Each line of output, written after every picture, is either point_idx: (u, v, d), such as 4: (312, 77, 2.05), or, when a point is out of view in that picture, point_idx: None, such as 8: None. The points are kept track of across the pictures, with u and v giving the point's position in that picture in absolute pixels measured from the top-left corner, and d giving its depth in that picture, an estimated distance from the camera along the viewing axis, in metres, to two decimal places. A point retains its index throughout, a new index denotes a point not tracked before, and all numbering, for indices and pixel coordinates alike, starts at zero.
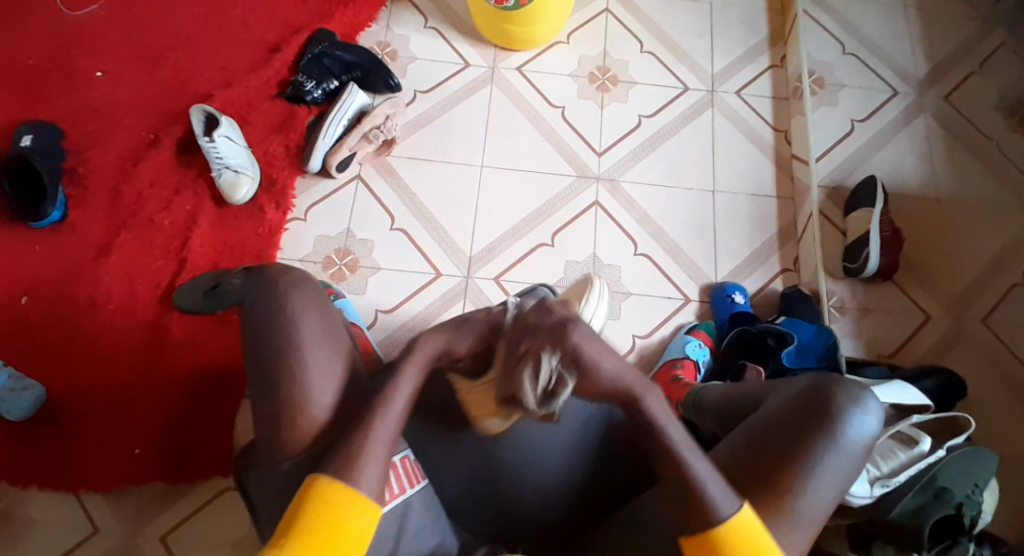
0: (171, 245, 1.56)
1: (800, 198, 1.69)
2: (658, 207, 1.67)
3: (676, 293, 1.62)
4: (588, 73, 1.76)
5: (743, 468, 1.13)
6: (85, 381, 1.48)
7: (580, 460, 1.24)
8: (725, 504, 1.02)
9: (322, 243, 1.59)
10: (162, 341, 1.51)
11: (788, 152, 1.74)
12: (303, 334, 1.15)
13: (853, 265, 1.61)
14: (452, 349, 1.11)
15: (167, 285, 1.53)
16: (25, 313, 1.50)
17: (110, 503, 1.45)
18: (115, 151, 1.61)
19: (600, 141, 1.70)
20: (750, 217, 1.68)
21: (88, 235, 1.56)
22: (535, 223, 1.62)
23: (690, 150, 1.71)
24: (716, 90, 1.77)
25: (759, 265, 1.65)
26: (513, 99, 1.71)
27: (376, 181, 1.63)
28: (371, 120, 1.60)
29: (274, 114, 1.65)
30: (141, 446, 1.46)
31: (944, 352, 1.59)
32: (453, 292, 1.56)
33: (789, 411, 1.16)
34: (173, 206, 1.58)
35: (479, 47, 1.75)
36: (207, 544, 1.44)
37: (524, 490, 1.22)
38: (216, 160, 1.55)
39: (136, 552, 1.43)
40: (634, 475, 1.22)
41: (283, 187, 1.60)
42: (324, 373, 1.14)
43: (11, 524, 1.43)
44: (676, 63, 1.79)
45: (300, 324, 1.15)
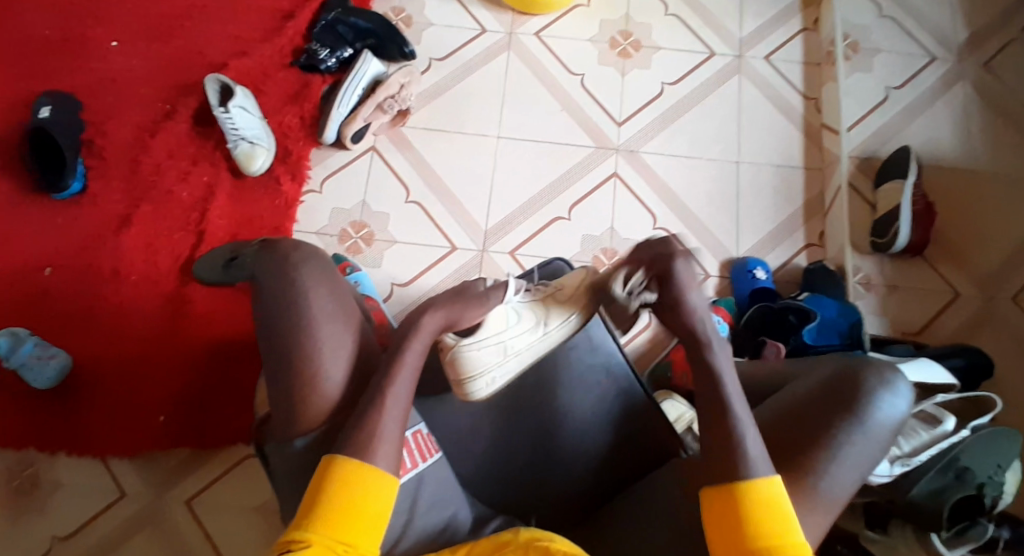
0: (191, 217, 1.57)
1: (829, 170, 1.64)
2: (680, 180, 1.63)
3: (696, 268, 1.59)
4: (609, 38, 1.70)
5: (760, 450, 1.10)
6: (107, 351, 1.50)
7: (591, 441, 1.24)
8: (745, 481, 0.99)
9: (338, 215, 1.58)
10: (181, 312, 1.53)
11: (817, 121, 1.68)
12: (310, 317, 1.13)
13: (882, 241, 1.56)
14: (453, 322, 1.16)
15: (186, 258, 1.55)
16: (50, 285, 1.53)
17: (137, 466, 1.49)
18: (133, 122, 1.61)
19: (620, 111, 1.65)
20: (775, 190, 1.63)
21: (109, 206, 1.57)
22: (553, 195, 1.60)
23: (714, 120, 1.66)
24: (743, 56, 1.70)
25: (783, 240, 1.61)
26: (531, 66, 1.67)
27: (391, 153, 1.62)
28: (385, 90, 1.57)
29: (289, 84, 1.63)
30: (165, 413, 1.49)
31: (973, 332, 1.54)
32: (468, 266, 1.55)
33: (812, 394, 1.13)
34: (191, 177, 1.58)
35: (496, 12, 1.70)
36: (229, 509, 1.47)
37: (531, 472, 1.23)
38: (231, 131, 1.53)
39: (163, 515, 1.46)
40: (646, 460, 1.24)
41: (298, 158, 1.59)
42: (333, 356, 1.13)
43: (38, 490, 1.46)
44: (702, 26, 1.72)
45: (305, 309, 1.14)
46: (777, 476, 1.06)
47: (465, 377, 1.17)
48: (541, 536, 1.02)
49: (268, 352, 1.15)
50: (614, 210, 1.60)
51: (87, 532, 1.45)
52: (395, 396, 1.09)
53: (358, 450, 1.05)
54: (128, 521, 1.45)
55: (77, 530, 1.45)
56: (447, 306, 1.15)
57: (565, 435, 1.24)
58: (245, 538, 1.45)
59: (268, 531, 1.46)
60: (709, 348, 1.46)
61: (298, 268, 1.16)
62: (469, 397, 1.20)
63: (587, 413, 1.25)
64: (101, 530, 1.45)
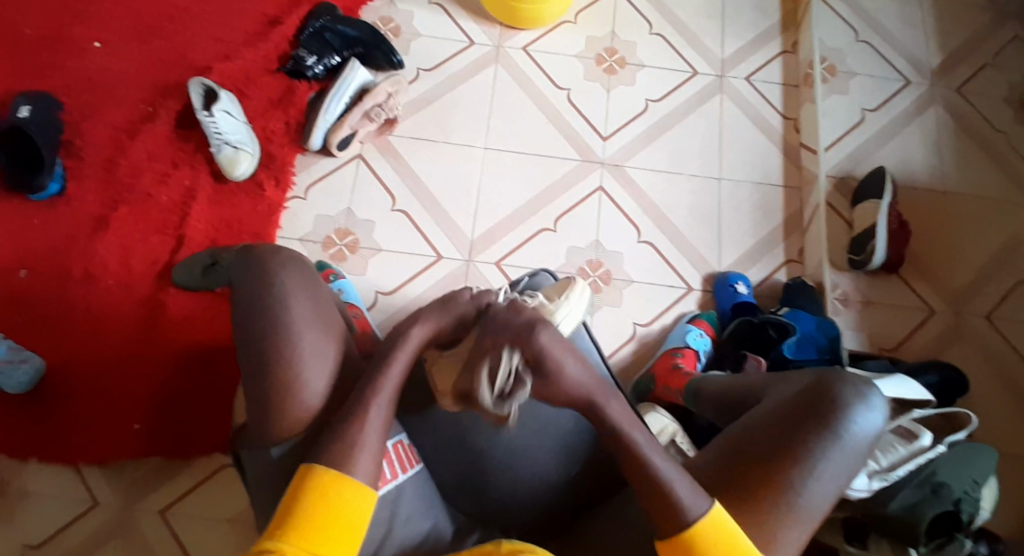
0: (169, 222, 1.54)
1: (807, 188, 1.67)
2: (662, 194, 1.65)
3: (678, 282, 1.60)
4: (595, 55, 1.72)
5: (732, 464, 1.10)
6: (82, 355, 1.46)
7: (570, 451, 1.22)
8: (694, 503, 1.01)
9: (321, 222, 1.57)
10: (157, 317, 1.49)
11: (796, 140, 1.71)
12: (296, 315, 1.11)
13: (858, 257, 1.59)
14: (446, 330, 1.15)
15: (163, 262, 1.52)
16: (20, 286, 1.48)
17: (106, 476, 1.44)
18: (113, 125, 1.59)
19: (605, 125, 1.67)
20: (755, 207, 1.66)
21: (85, 209, 1.54)
22: (537, 207, 1.60)
23: (696, 136, 1.69)
24: (724, 75, 1.74)
25: (762, 256, 1.63)
26: (519, 80, 1.69)
27: (377, 161, 1.61)
28: (372, 99, 1.57)
29: (274, 89, 1.62)
30: (138, 421, 1.44)
31: (947, 348, 1.57)
32: (452, 276, 1.55)
33: (786, 408, 1.13)
34: (171, 181, 1.56)
35: (484, 26, 1.72)
36: (201, 520, 1.42)
37: (508, 482, 1.21)
38: (214, 136, 1.51)
39: (131, 526, 1.41)
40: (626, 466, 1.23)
41: (281, 164, 1.58)
42: (317, 353, 1.11)
43: (4, 498, 1.41)
44: (685, 46, 1.76)
45: (291, 306, 1.11)
46: (748, 493, 1.07)
47: (444, 383, 1.14)
48: (522, 547, 1.00)
49: (252, 351, 1.11)
50: (597, 224, 1.61)
51: (53, 543, 1.39)
52: (380, 400, 1.07)
53: (341, 457, 1.03)
54: (95, 533, 1.40)
55: (39, 542, 1.39)
56: (436, 313, 1.15)
57: (545, 444, 1.22)
58: (216, 551, 1.41)
59: (242, 544, 1.41)
60: (690, 361, 1.48)
61: (275, 275, 1.14)
62: (455, 404, 1.18)
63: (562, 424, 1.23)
64: (66, 542, 1.39)
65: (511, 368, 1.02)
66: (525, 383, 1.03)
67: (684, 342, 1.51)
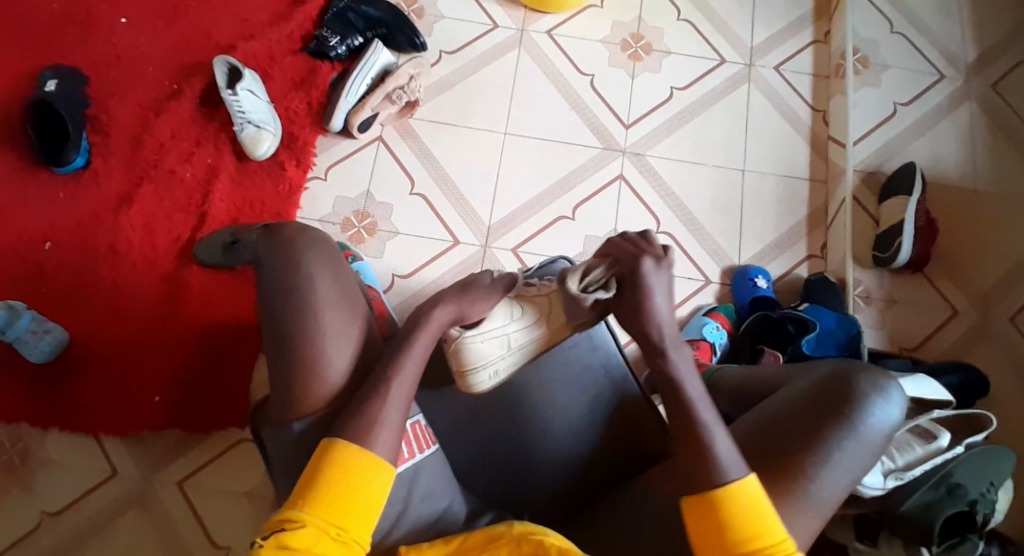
0: (192, 198, 1.56)
1: (833, 182, 1.64)
2: (685, 184, 1.63)
3: (696, 273, 1.59)
4: (620, 40, 1.70)
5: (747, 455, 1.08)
6: (105, 329, 1.49)
7: (578, 440, 1.21)
8: (733, 467, 1.00)
9: (341, 204, 1.57)
10: (178, 293, 1.52)
11: (825, 133, 1.68)
12: (316, 296, 1.09)
13: (884, 255, 1.56)
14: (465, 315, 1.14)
15: (186, 239, 1.54)
16: (46, 258, 1.51)
17: (129, 447, 1.47)
18: (138, 101, 1.60)
19: (628, 113, 1.65)
20: (779, 200, 1.64)
21: (109, 184, 1.55)
22: (556, 195, 1.59)
23: (723, 127, 1.66)
24: (753, 64, 1.71)
25: (784, 250, 1.61)
26: (542, 65, 1.66)
27: (398, 145, 1.60)
28: (394, 81, 1.56)
29: (296, 69, 1.61)
30: (160, 393, 1.47)
31: (970, 349, 1.54)
32: (470, 261, 1.55)
33: (803, 400, 1.10)
34: (195, 159, 1.57)
35: (508, 8, 1.70)
36: (220, 493, 1.46)
37: (514, 473, 1.20)
38: (238, 114, 1.52)
39: (152, 496, 1.45)
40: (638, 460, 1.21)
41: (303, 145, 1.58)
42: (340, 336, 1.09)
43: (28, 464, 1.45)
44: (714, 33, 1.72)
45: (298, 293, 1.09)
46: (765, 482, 1.04)
47: (469, 369, 1.15)
48: (534, 530, 1.00)
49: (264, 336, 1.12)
50: (617, 213, 1.60)
51: (76, 509, 1.43)
52: (399, 383, 1.07)
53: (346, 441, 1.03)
54: (114, 501, 1.44)
55: (63, 509, 1.43)
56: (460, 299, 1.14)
57: (553, 435, 1.21)
58: (235, 521, 1.44)
59: (259, 516, 1.45)
60: (705, 353, 1.47)
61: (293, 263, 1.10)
62: (471, 388, 1.17)
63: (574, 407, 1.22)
64: (89, 510, 1.44)
65: (594, 281, 1.12)
66: (609, 290, 1.11)
67: (700, 334, 1.50)
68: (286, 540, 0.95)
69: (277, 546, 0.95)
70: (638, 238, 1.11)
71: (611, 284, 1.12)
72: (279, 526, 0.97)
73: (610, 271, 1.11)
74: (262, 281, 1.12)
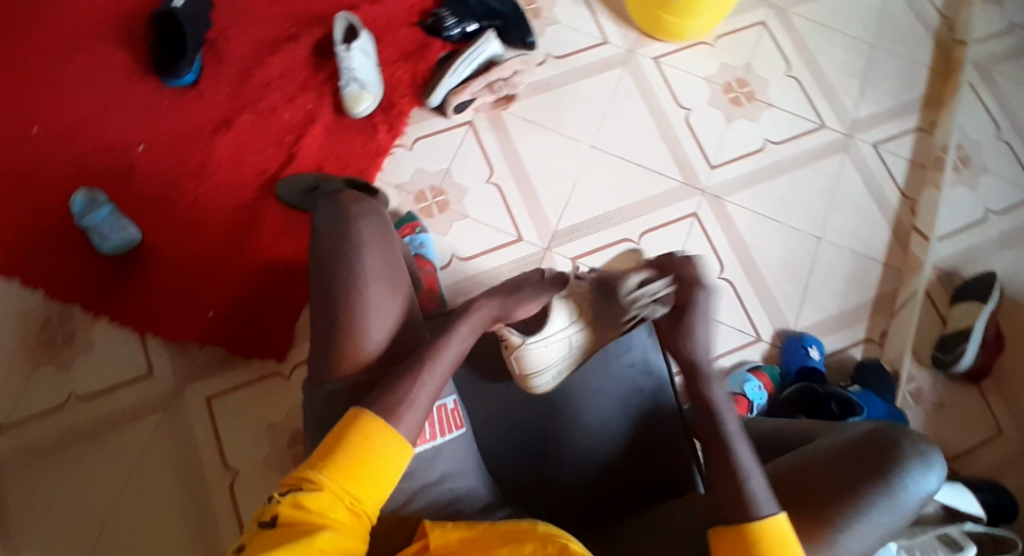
0: (285, 138, 1.62)
1: (907, 272, 1.61)
2: (757, 237, 1.62)
3: (749, 328, 1.57)
4: (725, 82, 1.70)
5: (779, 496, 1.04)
6: (176, 239, 1.57)
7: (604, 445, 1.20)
8: (766, 502, 1.01)
9: (420, 176, 1.61)
10: (253, 222, 1.59)
11: (909, 222, 1.65)
12: (367, 257, 1.13)
13: (944, 357, 1.52)
14: (506, 314, 1.16)
15: (271, 174, 1.61)
16: (139, 160, 1.60)
17: (169, 353, 1.54)
18: (257, 37, 1.68)
19: (716, 154, 1.66)
20: (848, 275, 1.62)
21: (212, 106, 1.64)
22: (627, 217, 1.61)
23: (807, 190, 1.65)
24: (852, 136, 1.69)
25: (842, 327, 1.59)
26: (643, 89, 1.68)
27: (486, 133, 1.63)
28: (499, 72, 1.61)
29: (408, 41, 1.67)
30: (215, 309, 1.55)
31: (1010, 473, 1.48)
32: (528, 260, 1.57)
33: (842, 450, 1.05)
34: (296, 102, 1.64)
35: (623, 28, 1.73)
36: (243, 419, 1.52)
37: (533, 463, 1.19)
38: (346, 70, 1.59)
39: (181, 404, 1.52)
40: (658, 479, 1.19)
41: (398, 113, 1.63)
42: (382, 299, 1.13)
43: (72, 345, 1.53)
44: (820, 96, 1.71)
45: (352, 245, 1.13)
46: (799, 523, 1.02)
47: (530, 372, 1.18)
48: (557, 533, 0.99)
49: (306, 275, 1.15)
50: (682, 249, 1.60)
51: (107, 398, 1.51)
52: (432, 357, 1.10)
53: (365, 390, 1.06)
54: (143, 402, 1.51)
55: (95, 395, 1.51)
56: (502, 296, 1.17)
57: (581, 434, 1.20)
58: (252, 447, 1.51)
59: (275, 449, 1.51)
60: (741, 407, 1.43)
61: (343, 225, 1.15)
62: (530, 390, 1.20)
63: (609, 399, 1.22)
64: (118, 402, 1.51)
65: (654, 292, 1.16)
66: (668, 304, 1.17)
67: (740, 389, 1.46)
68: (301, 500, 0.97)
69: (292, 504, 0.97)
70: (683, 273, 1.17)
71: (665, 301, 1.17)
72: (296, 485, 0.99)
73: (670, 287, 1.17)
74: (319, 233, 1.16)
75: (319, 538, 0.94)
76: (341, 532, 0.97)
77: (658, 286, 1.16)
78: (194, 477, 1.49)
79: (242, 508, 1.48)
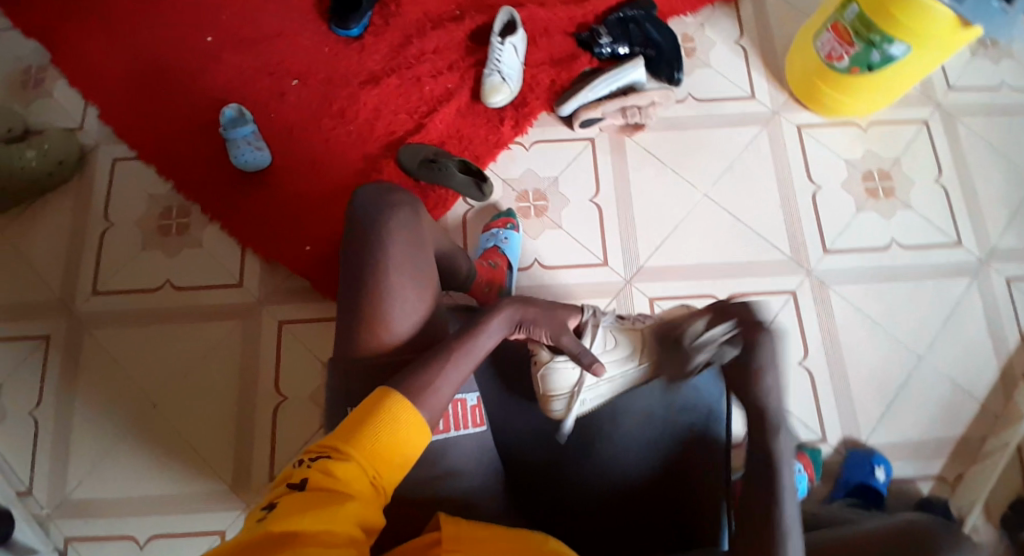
0: (420, 108, 1.70)
1: (1004, 423, 1.45)
2: (850, 335, 1.51)
3: (815, 428, 1.47)
4: (865, 169, 1.61)
5: None
6: (298, 171, 1.68)
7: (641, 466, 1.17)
8: None
9: (529, 176, 1.64)
10: (368, 176, 1.67)
11: (1022, 371, 1.48)
12: (392, 249, 1.16)
13: (1018, 520, 1.36)
14: (530, 328, 1.16)
15: (398, 137, 1.69)
16: (289, 93, 1.73)
17: (260, 272, 1.65)
18: (425, 10, 1.77)
19: (833, 239, 1.56)
20: (937, 405, 1.47)
21: (367, 62, 1.74)
22: (721, 274, 1.55)
23: (920, 304, 1.52)
24: (988, 263, 1.54)
25: (914, 457, 1.45)
26: (776, 153, 1.62)
27: (603, 153, 1.64)
28: (636, 99, 1.60)
29: (560, 48, 1.70)
30: (312, 245, 1.63)
31: None
32: (608, 286, 1.55)
33: (875, 540, 0.98)
34: (440, 78, 1.71)
35: (774, 89, 1.67)
36: (303, 351, 1.60)
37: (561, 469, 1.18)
38: (493, 62, 1.64)
39: (255, 320, 1.62)
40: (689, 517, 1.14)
41: (528, 112, 1.66)
42: (411, 291, 1.16)
43: (182, 238, 1.67)
44: (964, 213, 1.57)
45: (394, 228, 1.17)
46: None
47: (551, 393, 1.17)
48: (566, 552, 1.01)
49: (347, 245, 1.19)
50: (769, 324, 1.52)
51: (195, 294, 1.64)
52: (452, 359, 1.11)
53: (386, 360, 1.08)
54: (224, 306, 1.63)
55: (187, 288, 1.65)
56: (532, 309, 1.16)
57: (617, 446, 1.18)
58: (303, 378, 1.59)
59: (322, 386, 1.59)
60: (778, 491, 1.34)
61: (393, 208, 1.19)
62: (549, 413, 1.18)
63: (649, 410, 1.19)
64: (203, 301, 1.64)
65: (715, 336, 1.10)
66: (737, 347, 1.08)
67: None
68: (332, 467, 0.98)
69: (322, 471, 0.98)
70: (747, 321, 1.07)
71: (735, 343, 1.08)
72: (324, 453, 1.00)
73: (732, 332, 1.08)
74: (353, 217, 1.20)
75: (345, 506, 0.95)
76: (364, 504, 0.97)
77: (723, 329, 1.09)
78: (246, 388, 1.59)
79: (277, 432, 1.56)
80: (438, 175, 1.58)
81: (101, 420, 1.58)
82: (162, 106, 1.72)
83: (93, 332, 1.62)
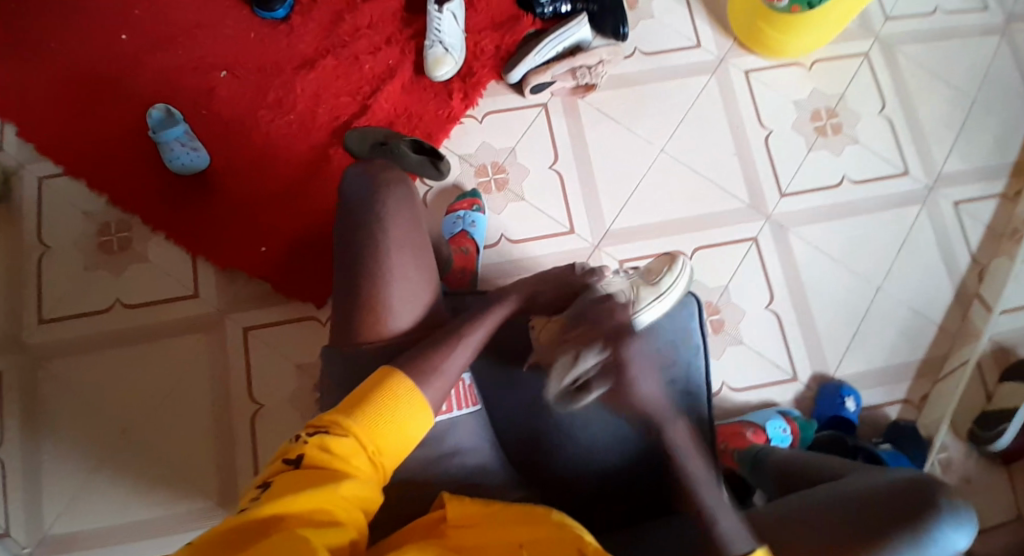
0: (361, 88, 1.63)
1: (962, 341, 1.54)
2: (815, 275, 1.57)
3: (787, 366, 1.53)
4: (814, 109, 1.64)
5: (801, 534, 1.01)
6: (241, 169, 1.61)
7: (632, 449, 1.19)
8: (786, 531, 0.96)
9: (484, 149, 1.61)
10: (317, 165, 1.61)
11: (975, 290, 1.57)
12: (375, 260, 1.13)
13: (984, 433, 1.45)
14: (532, 300, 1.21)
15: (342, 122, 1.62)
16: (219, 85, 1.63)
17: (217, 279, 1.59)
18: None
19: (789, 182, 1.60)
20: (899, 331, 1.55)
21: (299, 44, 1.65)
22: (686, 229, 1.57)
23: (877, 234, 1.59)
24: (935, 190, 1.61)
25: (883, 383, 1.53)
26: (727, 101, 1.63)
27: (558, 117, 1.62)
28: (585, 58, 1.57)
29: (500, 11, 1.65)
30: (268, 246, 1.58)
31: None
32: (577, 254, 1.55)
33: (870, 498, 1.02)
34: (379, 54, 1.64)
35: (719, 35, 1.67)
36: (275, 355, 1.56)
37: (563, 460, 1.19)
38: (434, 32, 1.58)
39: (220, 329, 1.57)
40: None
41: (475, 83, 1.62)
42: (403, 297, 1.14)
43: (126, 254, 1.59)
44: (910, 143, 1.63)
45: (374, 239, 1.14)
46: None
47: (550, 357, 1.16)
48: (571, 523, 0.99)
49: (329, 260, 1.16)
50: (735, 272, 1.56)
51: (150, 311, 1.57)
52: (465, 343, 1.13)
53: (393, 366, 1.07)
54: (184, 319, 1.57)
55: (140, 305, 1.57)
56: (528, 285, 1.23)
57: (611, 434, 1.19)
58: (279, 383, 1.55)
59: (300, 390, 1.55)
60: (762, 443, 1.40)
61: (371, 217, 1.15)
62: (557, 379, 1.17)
63: None
64: (161, 317, 1.57)
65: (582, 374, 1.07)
66: (605, 384, 1.05)
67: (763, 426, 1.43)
68: (328, 443, 0.97)
69: (319, 446, 0.97)
70: (610, 335, 1.07)
71: (602, 377, 1.05)
72: (324, 427, 0.99)
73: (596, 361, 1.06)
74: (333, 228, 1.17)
75: (337, 485, 0.94)
76: (361, 482, 0.97)
77: None
78: (220, 400, 1.54)
79: (259, 440, 1.53)
80: (389, 154, 1.48)
81: (69, 455, 1.52)
82: (83, 115, 1.61)
83: (48, 364, 1.54)
